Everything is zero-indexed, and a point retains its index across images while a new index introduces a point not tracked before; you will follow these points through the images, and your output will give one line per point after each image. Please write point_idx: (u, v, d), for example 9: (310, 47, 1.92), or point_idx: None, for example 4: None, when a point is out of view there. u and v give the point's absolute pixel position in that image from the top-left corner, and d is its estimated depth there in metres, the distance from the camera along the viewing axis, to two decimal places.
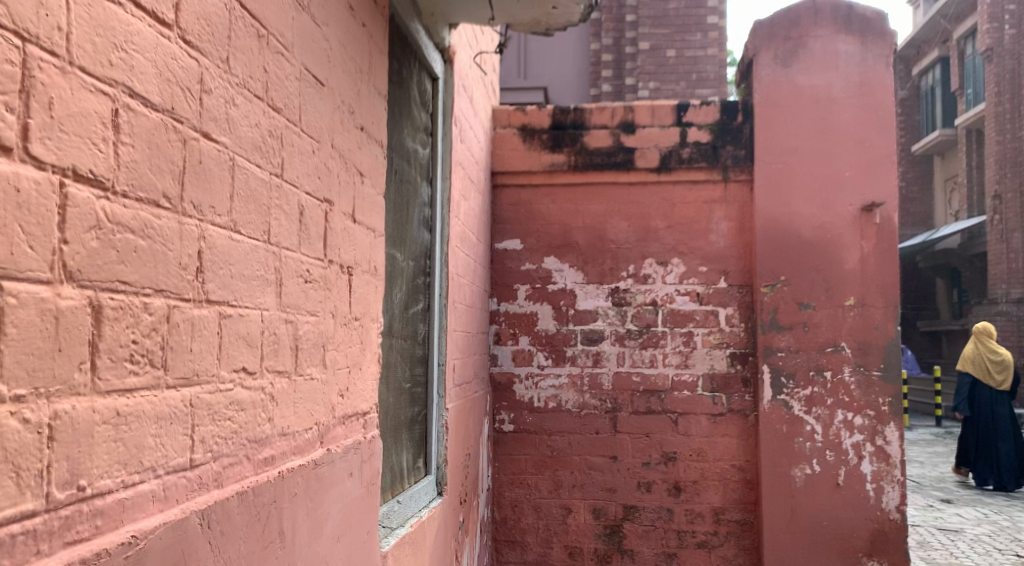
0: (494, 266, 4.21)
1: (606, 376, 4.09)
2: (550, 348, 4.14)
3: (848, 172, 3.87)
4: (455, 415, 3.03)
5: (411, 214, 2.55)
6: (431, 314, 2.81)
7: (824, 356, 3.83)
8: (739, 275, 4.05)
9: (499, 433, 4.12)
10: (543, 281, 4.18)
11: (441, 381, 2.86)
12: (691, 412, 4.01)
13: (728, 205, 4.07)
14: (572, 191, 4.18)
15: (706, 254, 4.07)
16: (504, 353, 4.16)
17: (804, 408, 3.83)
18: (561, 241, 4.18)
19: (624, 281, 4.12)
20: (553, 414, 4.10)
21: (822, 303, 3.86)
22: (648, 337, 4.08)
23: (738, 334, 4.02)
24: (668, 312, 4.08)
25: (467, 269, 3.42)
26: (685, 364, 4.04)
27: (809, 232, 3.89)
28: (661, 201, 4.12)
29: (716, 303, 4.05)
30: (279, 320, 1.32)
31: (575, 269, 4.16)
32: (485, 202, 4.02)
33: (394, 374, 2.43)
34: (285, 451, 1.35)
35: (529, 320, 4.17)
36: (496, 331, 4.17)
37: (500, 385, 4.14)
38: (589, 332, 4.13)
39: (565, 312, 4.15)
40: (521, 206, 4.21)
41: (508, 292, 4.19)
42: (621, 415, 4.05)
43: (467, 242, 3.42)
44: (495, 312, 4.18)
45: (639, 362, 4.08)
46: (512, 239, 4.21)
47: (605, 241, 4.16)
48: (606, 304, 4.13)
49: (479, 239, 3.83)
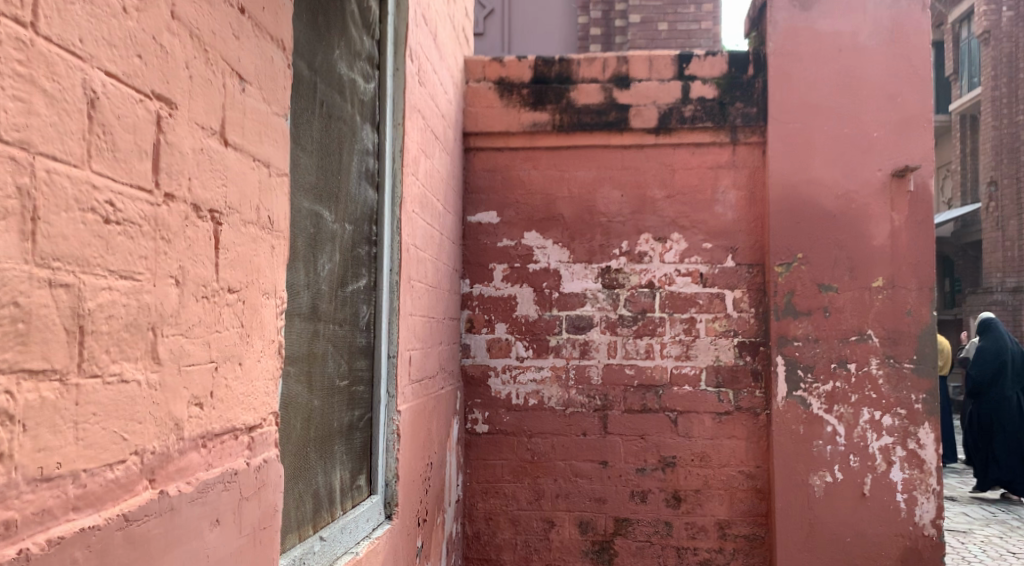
0: (465, 243, 3.64)
1: (595, 369, 3.55)
2: (530, 336, 3.59)
3: (877, 132, 3.33)
4: (412, 420, 2.46)
5: (348, 162, 1.98)
6: (378, 292, 2.23)
7: (848, 346, 3.31)
8: (749, 252, 3.51)
9: (472, 435, 3.56)
10: (522, 260, 3.62)
11: (392, 377, 2.29)
12: (692, 411, 3.48)
13: (737, 171, 3.53)
14: (557, 155, 3.62)
15: (711, 228, 3.53)
16: (478, 343, 3.59)
17: (824, 406, 3.31)
18: (543, 213, 3.62)
19: (616, 260, 3.58)
20: (534, 413, 3.55)
21: (846, 285, 3.33)
22: (644, 324, 3.54)
23: (748, 320, 3.49)
24: (667, 296, 3.54)
25: (431, 242, 2.84)
26: (686, 355, 3.50)
27: (832, 203, 3.36)
28: (659, 168, 3.57)
29: (722, 285, 3.51)
30: (30, 280, 0.75)
31: (560, 245, 3.61)
32: (455, 167, 3.44)
33: (319, 368, 1.86)
34: (53, 509, 0.78)
35: (507, 305, 3.61)
36: (468, 317, 3.61)
37: (472, 380, 3.58)
38: (576, 319, 3.58)
39: (548, 296, 3.60)
40: (498, 172, 3.64)
41: (483, 272, 3.62)
42: (611, 414, 3.51)
43: (431, 210, 2.85)
44: (467, 296, 3.62)
45: (632, 352, 3.53)
46: (487, 211, 3.64)
47: (594, 214, 3.60)
48: (596, 286, 3.58)
49: (448, 210, 3.26)
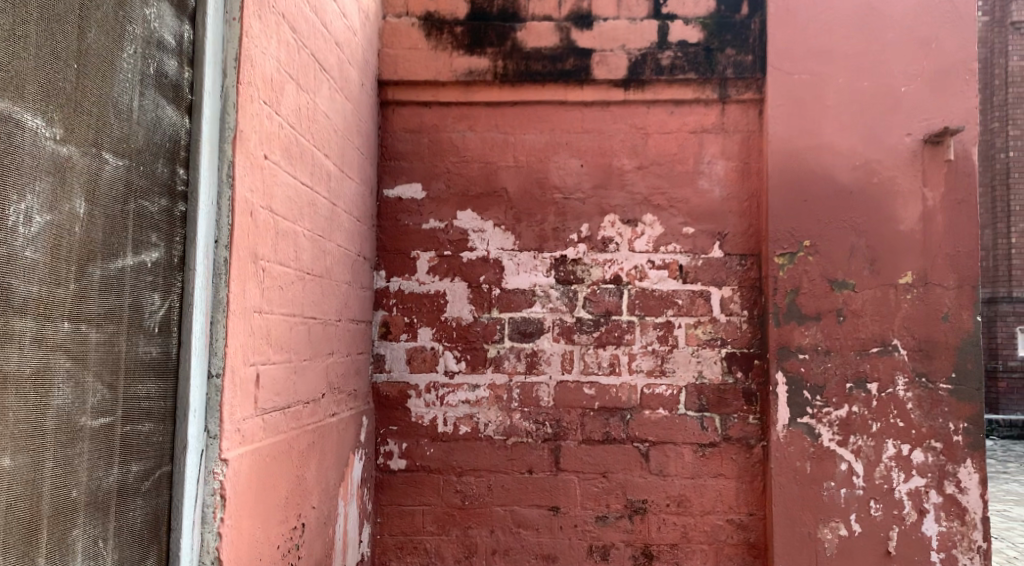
0: (382, 225, 2.82)
1: (545, 388, 2.76)
2: (463, 345, 2.79)
3: (905, 87, 2.61)
4: (255, 469, 1.63)
5: (100, 49, 1.19)
6: (188, 274, 1.43)
7: (867, 360, 2.58)
8: (742, 239, 2.77)
9: (385, 473, 2.75)
10: (454, 246, 2.82)
11: (213, 408, 1.47)
12: (668, 442, 2.71)
13: (727, 136, 2.79)
14: (500, 113, 2.83)
15: (694, 208, 2.78)
16: (396, 354, 2.79)
17: (837, 437, 2.57)
18: (481, 187, 2.83)
19: (573, 248, 2.81)
20: (466, 444, 2.75)
21: (865, 282, 2.60)
22: (608, 330, 2.77)
23: (740, 327, 2.74)
24: (637, 295, 2.78)
25: (313, 212, 2.03)
26: (661, 371, 2.74)
27: (847, 176, 2.63)
28: (629, 131, 2.82)
29: (707, 282, 2.76)
30: None
31: (503, 228, 2.82)
32: (366, 124, 2.64)
33: (20, 400, 1.06)
34: None
35: (434, 305, 2.80)
36: (384, 320, 2.80)
37: (387, 403, 2.77)
38: (521, 322, 2.79)
39: (487, 292, 2.80)
40: (424, 133, 2.84)
41: (403, 261, 2.82)
42: (565, 446, 2.73)
43: (314, 169, 2.04)
44: (382, 292, 2.81)
45: (593, 366, 2.76)
46: (409, 183, 2.83)
47: (547, 188, 2.82)
48: (547, 281, 2.80)
49: (353, 177, 2.47)
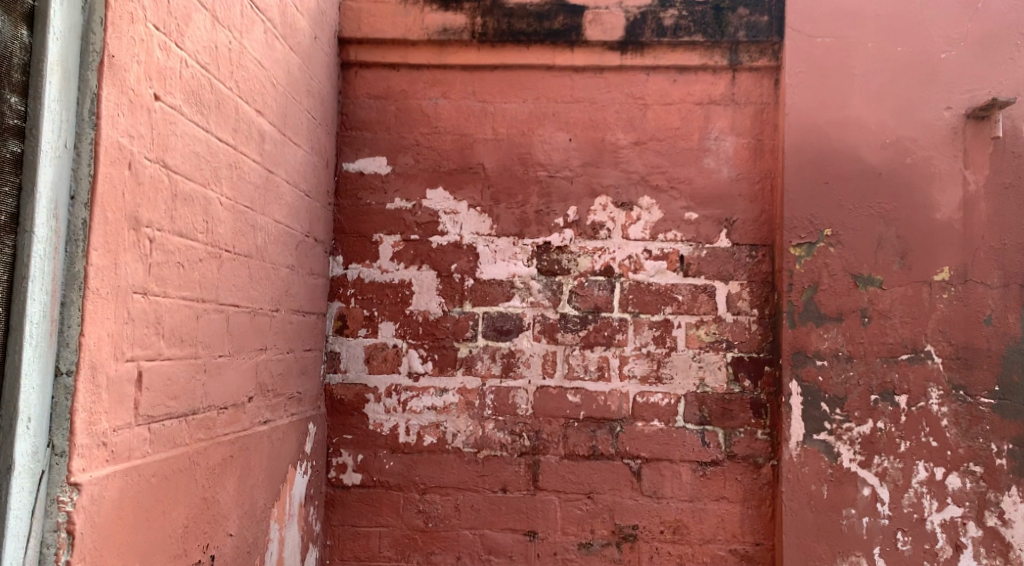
0: (340, 204, 2.46)
1: (523, 394, 2.40)
2: (430, 343, 2.43)
3: (944, 53, 2.26)
4: (134, 495, 1.28)
5: None
6: (23, 237, 1.08)
7: (896, 368, 2.23)
8: (752, 227, 2.41)
9: (337, 488, 2.39)
10: (423, 229, 2.46)
11: (61, 417, 1.12)
12: (663, 459, 2.35)
13: (737, 108, 2.43)
14: (478, 78, 2.48)
15: (698, 190, 2.43)
16: (352, 353, 2.43)
17: (859, 458, 2.22)
18: (455, 162, 2.47)
19: (559, 235, 2.45)
20: (431, 457, 2.39)
21: (894, 277, 2.25)
22: (596, 329, 2.42)
23: (748, 328, 2.38)
24: (631, 289, 2.42)
25: (235, 176, 1.67)
26: (657, 377, 2.38)
27: (876, 155, 2.28)
28: (625, 101, 2.46)
29: (712, 275, 2.40)
30: None
31: (478, 210, 2.46)
32: (321, 86, 2.29)
33: None
34: None
35: (397, 297, 2.44)
36: (339, 313, 2.44)
37: (341, 408, 2.41)
38: (498, 318, 2.44)
39: (459, 284, 2.45)
40: (391, 100, 2.48)
41: (363, 245, 2.45)
42: (544, 461, 2.38)
43: (239, 125, 1.69)
44: (338, 281, 2.45)
45: (579, 369, 2.41)
46: (372, 156, 2.47)
47: (530, 165, 2.47)
48: (528, 271, 2.45)
49: (301, 144, 2.11)
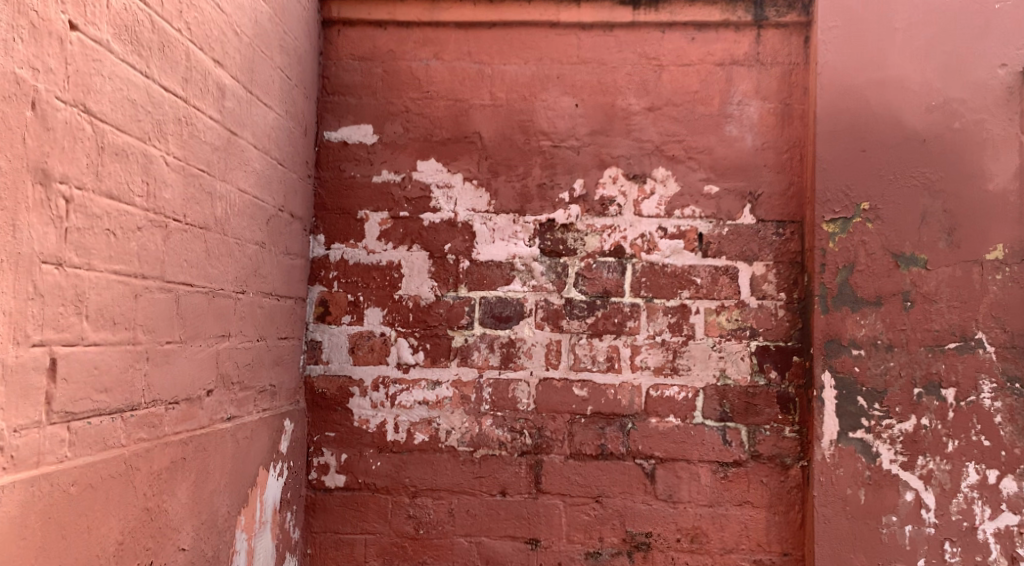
0: (321, 178, 2.22)
1: (524, 387, 2.17)
2: (422, 331, 2.20)
3: (998, 3, 2.01)
4: (45, 511, 1.06)
5: None
6: None
7: (943, 358, 1.98)
8: (780, 202, 2.16)
9: (319, 491, 2.16)
10: (413, 205, 2.22)
11: None
12: (680, 460, 2.12)
13: (763, 69, 2.18)
14: (474, 37, 2.24)
15: (719, 161, 2.18)
16: (335, 342, 2.20)
17: (901, 459, 1.97)
18: (449, 131, 2.23)
19: (564, 211, 2.21)
20: (422, 457, 2.16)
21: (941, 256, 1.99)
22: (605, 316, 2.18)
23: (774, 314, 2.14)
24: (644, 271, 2.18)
25: (186, 133, 1.45)
26: (673, 368, 2.15)
27: (920, 119, 2.02)
28: (638, 62, 2.22)
29: (734, 255, 2.16)
30: None
31: (475, 184, 2.22)
32: (297, 44, 2.05)
33: None
34: None
35: (385, 280, 2.20)
36: (321, 298, 2.21)
37: (322, 404, 2.18)
38: (496, 304, 2.20)
39: (454, 265, 2.21)
40: (378, 62, 2.24)
41: (347, 223, 2.22)
42: (548, 461, 2.14)
43: (190, 73, 1.46)
44: (320, 262, 2.21)
45: (586, 360, 2.17)
46: (357, 124, 2.23)
47: (532, 133, 2.23)
48: (529, 252, 2.21)
49: (273, 107, 1.88)
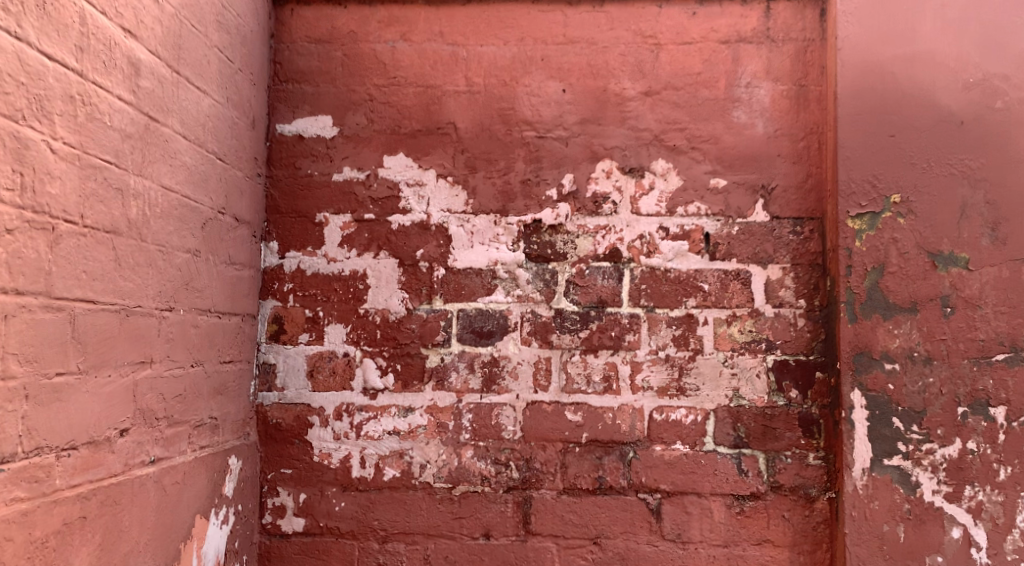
0: (274, 177, 1.95)
1: (509, 413, 1.89)
2: (391, 351, 1.92)
3: None
4: None
5: None
6: None
7: (991, 372, 1.72)
8: (796, 196, 1.91)
9: (276, 537, 1.88)
10: (379, 206, 1.95)
11: None
12: (689, 493, 1.85)
13: (774, 47, 1.93)
14: (447, 15, 1.98)
15: (726, 151, 1.92)
16: (292, 365, 1.92)
17: (946, 489, 1.71)
18: (419, 121, 1.96)
19: (552, 210, 1.94)
20: (393, 496, 1.88)
21: (985, 255, 1.74)
22: (600, 329, 1.91)
23: (793, 324, 1.88)
24: (644, 277, 1.91)
25: (82, 114, 1.17)
26: (679, 388, 1.88)
27: (956, 99, 1.77)
28: (632, 41, 1.96)
29: (745, 258, 1.90)
30: None
31: (450, 181, 1.95)
32: (241, 22, 1.78)
33: None
34: None
35: (348, 292, 1.92)
36: (274, 314, 1.93)
37: (277, 436, 1.90)
38: (476, 317, 1.93)
39: (427, 274, 1.93)
40: (337, 44, 1.97)
41: (304, 228, 1.94)
42: (538, 498, 1.87)
43: (87, 39, 1.18)
44: (273, 273, 1.93)
45: (579, 380, 1.90)
46: (314, 115, 1.96)
47: (514, 123, 1.96)
48: (513, 257, 1.94)
49: (210, 91, 1.61)
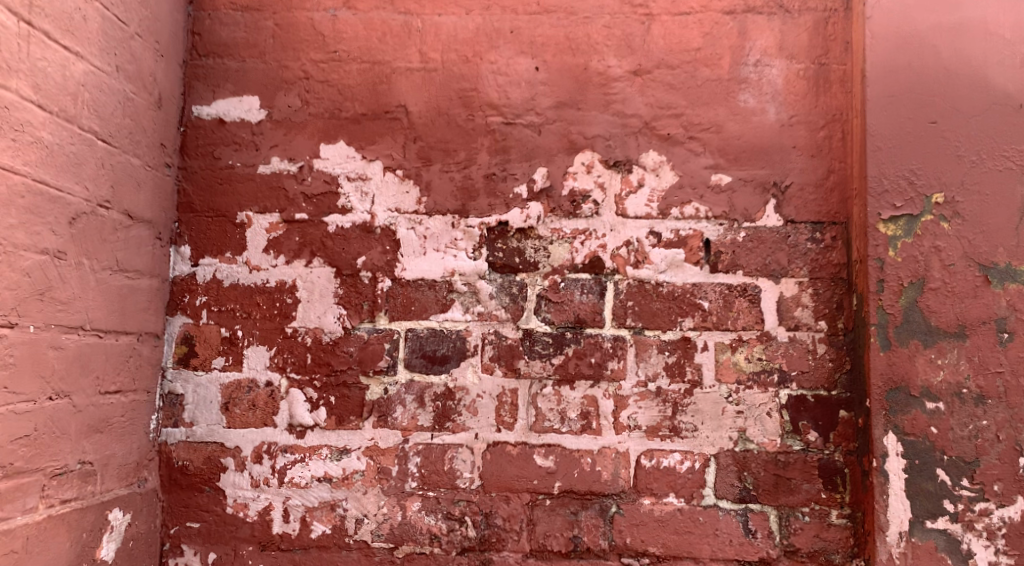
0: (188, 168, 1.63)
1: (465, 456, 1.56)
2: (324, 379, 1.58)
3: None
4: None
5: None
6: None
7: None
8: (815, 195, 1.58)
9: None
10: (314, 204, 1.62)
11: None
12: (684, 559, 1.51)
13: (788, 18, 1.62)
14: None
15: (730, 141, 1.60)
16: (203, 395, 1.58)
17: (1004, 561, 1.36)
18: (363, 104, 1.64)
19: (520, 211, 1.61)
20: (323, 557, 1.54)
21: None
22: (577, 355, 1.57)
23: (811, 351, 1.55)
24: (631, 292, 1.58)
25: None
26: (672, 428, 1.54)
27: (1012, 78, 1.45)
28: (619, 11, 1.65)
29: (753, 270, 1.57)
30: None
31: (399, 175, 1.63)
32: None
33: None
34: None
35: (274, 307, 1.60)
36: (184, 334, 1.59)
37: (183, 482, 1.56)
38: (428, 339, 1.59)
39: (369, 287, 1.60)
40: (268, 12, 1.66)
41: (223, 229, 1.61)
42: (499, 562, 1.53)
43: None
44: (184, 284, 1.60)
45: (552, 416, 1.56)
46: (238, 95, 1.64)
47: (476, 106, 1.64)
48: (473, 267, 1.61)
49: (87, 55, 1.29)
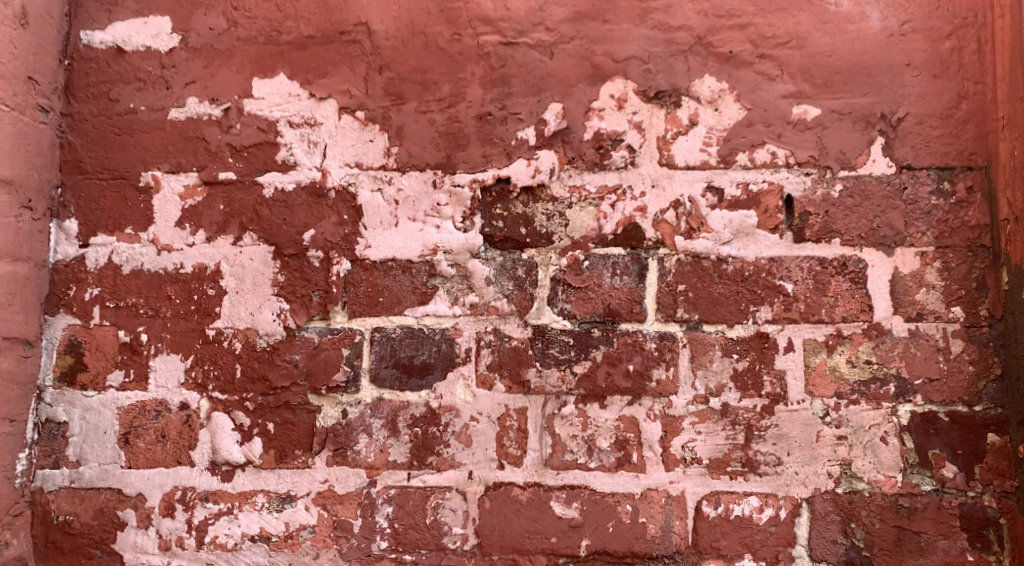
0: (75, 115, 1.20)
1: (454, 505, 1.11)
2: (259, 399, 1.14)
3: None
4: None
5: None
6: None
7: None
8: (940, 131, 1.12)
9: None
10: (244, 159, 1.19)
11: None
12: None
13: None
14: None
15: (818, 60, 1.15)
16: (94, 425, 1.15)
17: None
18: (311, 22, 1.21)
19: (527, 162, 1.16)
20: None
21: None
22: (610, 360, 1.12)
23: (943, 350, 1.09)
24: (683, 271, 1.13)
25: None
26: (747, 462, 1.09)
27: None
28: None
29: (855, 237, 1.12)
30: None
31: (359, 117, 1.19)
32: None
33: None
34: None
35: (190, 302, 1.16)
36: (69, 340, 1.16)
37: (65, 546, 1.13)
38: (402, 342, 1.15)
39: (320, 272, 1.16)
40: None
41: (121, 196, 1.18)
42: None
43: None
44: (69, 271, 1.17)
45: (575, 446, 1.11)
46: (142, 15, 1.21)
47: (465, 22, 1.20)
48: (462, 241, 1.16)
49: None
